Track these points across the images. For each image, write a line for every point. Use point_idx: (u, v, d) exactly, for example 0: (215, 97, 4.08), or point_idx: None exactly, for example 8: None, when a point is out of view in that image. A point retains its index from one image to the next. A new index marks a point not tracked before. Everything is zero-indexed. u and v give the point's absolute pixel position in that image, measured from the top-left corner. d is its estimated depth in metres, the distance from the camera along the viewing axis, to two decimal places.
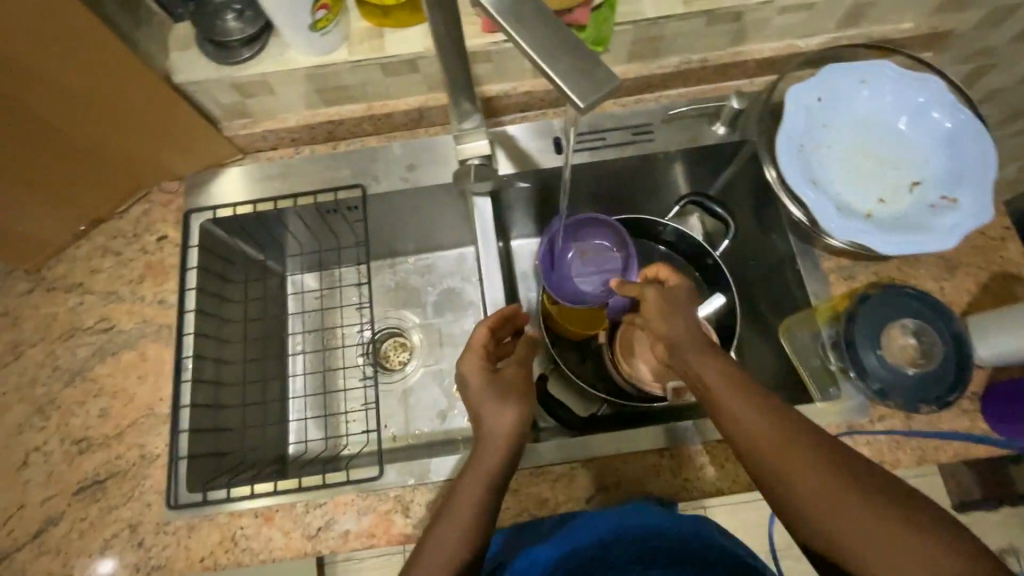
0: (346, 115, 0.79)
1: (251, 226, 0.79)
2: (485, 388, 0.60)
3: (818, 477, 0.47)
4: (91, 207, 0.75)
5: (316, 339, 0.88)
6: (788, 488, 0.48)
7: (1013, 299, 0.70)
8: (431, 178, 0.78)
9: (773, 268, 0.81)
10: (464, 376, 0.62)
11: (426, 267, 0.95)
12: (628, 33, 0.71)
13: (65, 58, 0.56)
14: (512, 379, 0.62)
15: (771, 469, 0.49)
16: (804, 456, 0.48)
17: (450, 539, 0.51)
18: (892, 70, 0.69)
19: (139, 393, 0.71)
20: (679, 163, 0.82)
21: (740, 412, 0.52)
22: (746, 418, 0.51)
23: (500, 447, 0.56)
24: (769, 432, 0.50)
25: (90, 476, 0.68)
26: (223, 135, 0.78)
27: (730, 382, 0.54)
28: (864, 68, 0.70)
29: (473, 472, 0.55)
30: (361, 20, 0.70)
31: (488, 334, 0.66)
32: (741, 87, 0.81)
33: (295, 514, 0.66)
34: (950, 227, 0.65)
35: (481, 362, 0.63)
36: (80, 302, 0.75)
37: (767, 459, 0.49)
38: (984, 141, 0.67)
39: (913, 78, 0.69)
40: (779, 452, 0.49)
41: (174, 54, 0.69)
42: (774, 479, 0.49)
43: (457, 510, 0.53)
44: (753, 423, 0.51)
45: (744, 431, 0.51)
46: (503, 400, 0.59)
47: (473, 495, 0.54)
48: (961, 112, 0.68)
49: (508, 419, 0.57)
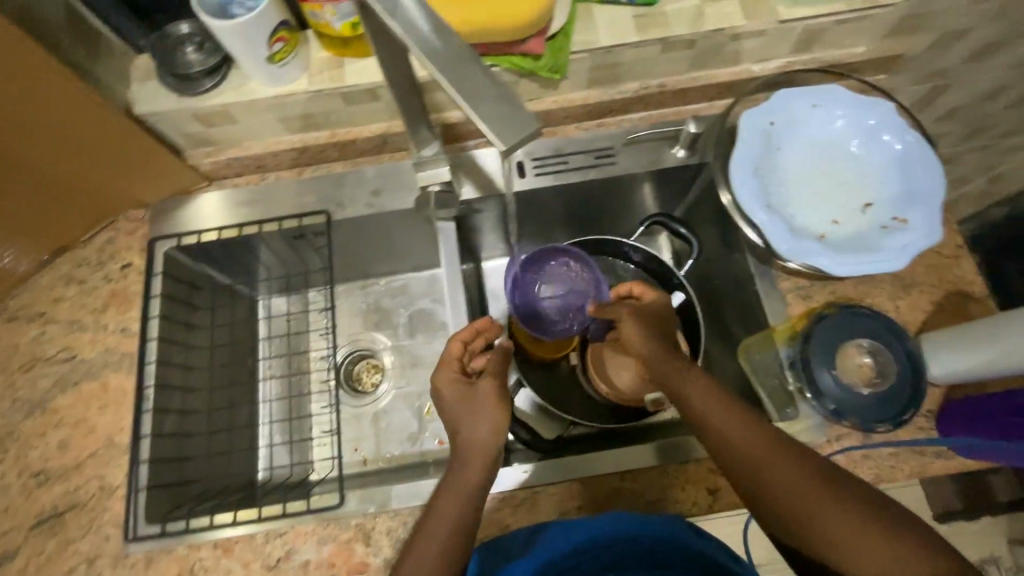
0: (310, 142, 0.79)
1: (217, 252, 0.79)
2: (460, 404, 0.61)
3: (804, 491, 0.49)
4: (54, 236, 0.75)
5: (284, 363, 0.88)
6: (775, 502, 0.50)
7: (965, 316, 0.72)
8: (395, 202, 0.79)
9: (735, 288, 0.82)
10: (437, 391, 0.64)
11: (398, 288, 0.95)
12: (584, 61, 0.72)
13: (23, 95, 0.57)
14: (485, 392, 0.62)
15: (759, 486, 0.51)
16: (790, 473, 0.50)
17: (431, 555, 0.52)
18: (842, 94, 0.71)
19: (100, 423, 0.71)
20: (642, 185, 0.83)
21: (730, 432, 0.53)
22: (734, 438, 0.53)
23: (478, 462, 0.58)
24: (757, 451, 0.52)
25: (47, 509, 0.68)
26: (188, 163, 0.78)
27: (719, 402, 0.55)
28: (815, 92, 0.71)
29: (451, 488, 0.56)
30: (322, 51, 0.72)
31: (462, 347, 0.66)
32: (701, 111, 0.83)
33: (255, 544, 0.66)
34: (901, 247, 0.66)
35: (454, 376, 0.64)
36: (41, 332, 0.74)
37: (755, 477, 0.51)
38: (931, 162, 0.69)
39: (863, 102, 0.71)
40: (765, 469, 0.51)
41: (136, 85, 0.70)
42: (761, 494, 0.51)
43: (433, 528, 0.54)
44: (740, 442, 0.53)
45: (732, 450, 0.53)
46: (475, 415, 0.60)
47: (450, 511, 0.55)
48: (908, 134, 0.69)
49: (483, 433, 0.59)
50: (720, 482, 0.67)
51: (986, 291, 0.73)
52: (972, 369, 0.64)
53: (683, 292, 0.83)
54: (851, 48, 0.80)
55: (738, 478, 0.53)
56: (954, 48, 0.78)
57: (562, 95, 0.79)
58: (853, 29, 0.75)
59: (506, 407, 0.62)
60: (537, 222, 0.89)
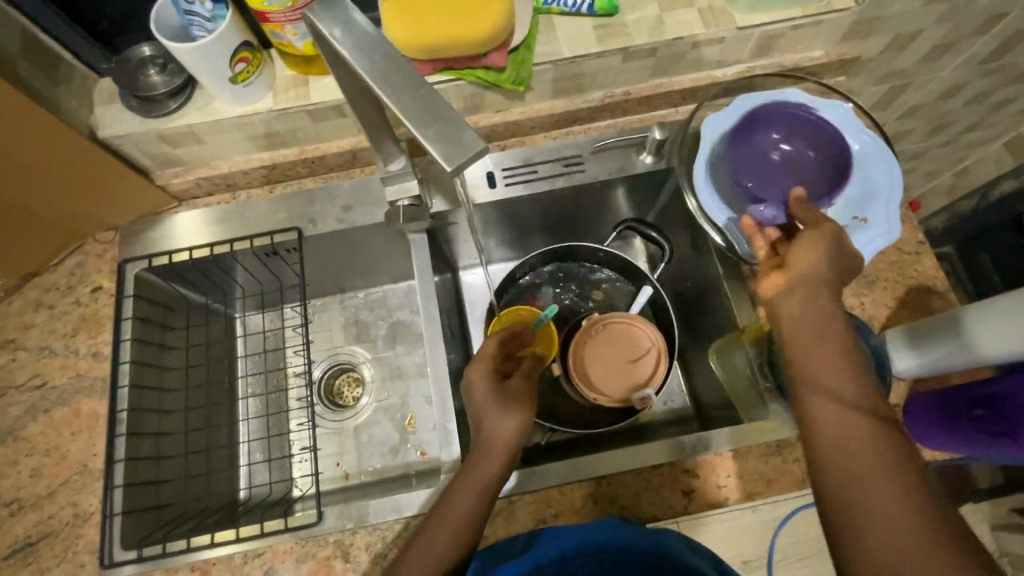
0: (279, 160, 0.80)
1: (192, 273, 0.80)
2: (489, 398, 0.63)
3: (902, 520, 0.41)
4: (23, 262, 0.74)
5: (262, 381, 0.87)
6: (855, 514, 0.43)
7: (928, 312, 0.74)
8: (366, 217, 0.79)
9: (707, 289, 0.83)
10: (469, 383, 0.65)
11: (376, 301, 0.95)
12: (548, 72, 0.74)
13: None
14: (517, 391, 0.65)
15: (847, 502, 0.44)
16: (897, 503, 0.42)
17: (434, 549, 0.55)
18: (801, 95, 0.72)
19: (73, 450, 0.70)
20: (612, 191, 0.84)
21: (845, 438, 0.46)
22: (852, 446, 0.46)
23: (497, 460, 0.60)
24: (867, 467, 0.44)
25: (21, 539, 0.67)
26: (157, 185, 0.78)
27: (848, 397, 0.48)
28: (775, 94, 0.72)
29: (470, 479, 0.58)
30: (286, 69, 0.73)
31: (497, 345, 0.70)
32: (666, 116, 0.84)
33: (232, 565, 0.65)
34: (862, 246, 0.68)
35: (488, 372, 0.65)
36: (11, 360, 0.74)
37: (848, 492, 0.44)
38: (890, 161, 0.70)
39: (821, 103, 0.71)
40: (866, 489, 0.44)
41: (99, 109, 0.70)
42: (839, 495, 0.45)
43: (448, 516, 0.57)
44: (855, 453, 0.45)
45: (834, 455, 0.46)
46: (506, 411, 0.62)
47: (468, 498, 0.57)
48: (865, 134, 0.71)
49: (508, 429, 0.61)
50: (695, 483, 0.67)
51: (947, 284, 0.75)
52: (938, 362, 0.66)
53: (651, 286, 0.85)
54: (808, 52, 0.81)
55: (823, 477, 0.46)
56: (906, 50, 0.80)
57: (527, 106, 0.80)
58: (809, 34, 0.77)
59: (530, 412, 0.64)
60: (512, 229, 0.89)
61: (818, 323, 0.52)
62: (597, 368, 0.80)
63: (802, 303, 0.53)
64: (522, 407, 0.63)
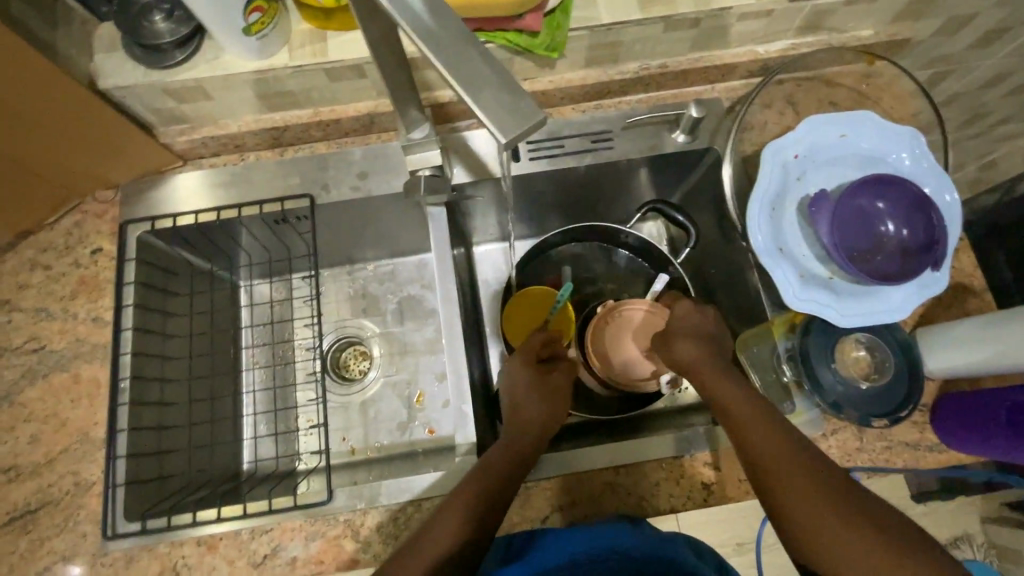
0: (291, 121, 0.75)
1: (197, 239, 0.75)
2: (529, 385, 0.66)
3: (820, 502, 0.48)
4: (17, 220, 0.70)
5: (268, 353, 0.84)
6: (790, 509, 0.49)
7: (964, 310, 0.72)
8: (382, 185, 0.75)
9: (733, 279, 0.80)
10: (510, 372, 0.68)
11: (387, 273, 0.92)
12: (583, 39, 0.69)
13: None
14: (554, 388, 0.68)
15: (784, 502, 0.49)
16: (816, 492, 0.48)
17: (446, 532, 0.50)
18: (872, 122, 0.67)
19: (73, 418, 0.68)
20: (640, 170, 0.80)
21: (785, 483, 0.50)
22: (792, 494, 0.49)
23: (517, 447, 0.59)
24: (795, 480, 0.49)
25: (19, 506, 0.65)
26: (161, 142, 0.74)
27: (751, 401, 0.56)
28: (844, 121, 0.67)
29: (480, 467, 0.56)
30: (303, 22, 0.67)
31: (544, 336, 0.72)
32: (702, 94, 0.80)
33: (240, 541, 0.64)
34: (904, 297, 0.64)
35: (529, 361, 0.69)
36: (7, 320, 0.70)
37: (780, 491, 0.50)
38: (954, 213, 0.65)
39: (892, 131, 0.67)
40: (791, 482, 0.49)
41: (99, 57, 0.65)
42: (774, 494, 0.50)
43: (456, 499, 0.53)
44: (796, 495, 0.49)
45: (767, 469, 0.51)
46: (541, 398, 0.65)
47: (464, 489, 0.54)
48: (936, 173, 0.66)
49: (539, 416, 0.63)
50: (715, 476, 0.66)
51: (983, 283, 0.73)
52: (973, 365, 0.63)
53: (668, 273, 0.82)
54: (856, 31, 0.77)
55: (765, 485, 0.51)
56: (960, 32, 0.76)
57: (557, 75, 0.75)
58: (862, 11, 0.72)
59: (563, 407, 0.67)
60: (532, 207, 0.85)
61: (704, 366, 0.61)
62: (618, 358, 0.78)
63: (696, 352, 0.63)
64: (556, 406, 0.66)
